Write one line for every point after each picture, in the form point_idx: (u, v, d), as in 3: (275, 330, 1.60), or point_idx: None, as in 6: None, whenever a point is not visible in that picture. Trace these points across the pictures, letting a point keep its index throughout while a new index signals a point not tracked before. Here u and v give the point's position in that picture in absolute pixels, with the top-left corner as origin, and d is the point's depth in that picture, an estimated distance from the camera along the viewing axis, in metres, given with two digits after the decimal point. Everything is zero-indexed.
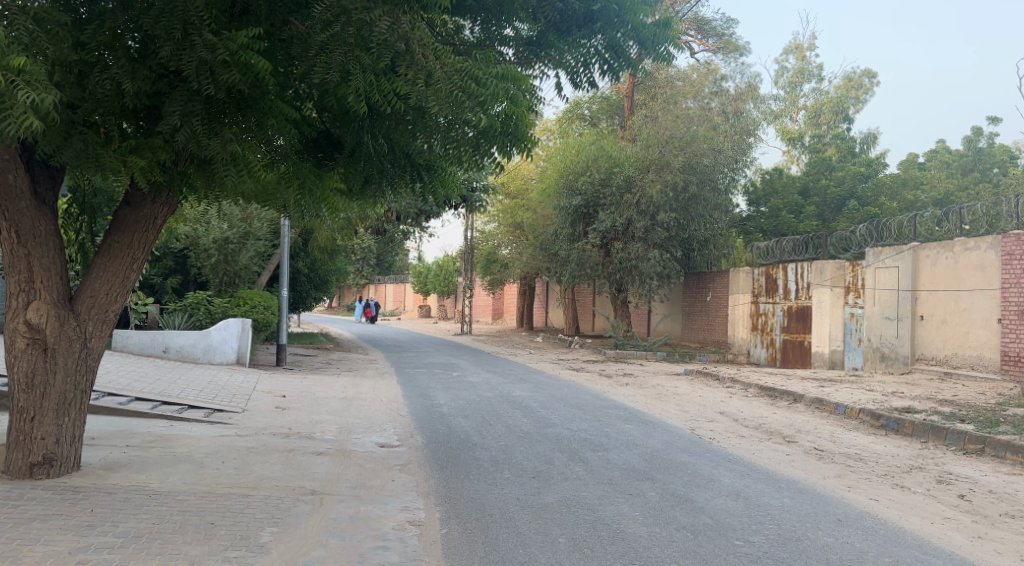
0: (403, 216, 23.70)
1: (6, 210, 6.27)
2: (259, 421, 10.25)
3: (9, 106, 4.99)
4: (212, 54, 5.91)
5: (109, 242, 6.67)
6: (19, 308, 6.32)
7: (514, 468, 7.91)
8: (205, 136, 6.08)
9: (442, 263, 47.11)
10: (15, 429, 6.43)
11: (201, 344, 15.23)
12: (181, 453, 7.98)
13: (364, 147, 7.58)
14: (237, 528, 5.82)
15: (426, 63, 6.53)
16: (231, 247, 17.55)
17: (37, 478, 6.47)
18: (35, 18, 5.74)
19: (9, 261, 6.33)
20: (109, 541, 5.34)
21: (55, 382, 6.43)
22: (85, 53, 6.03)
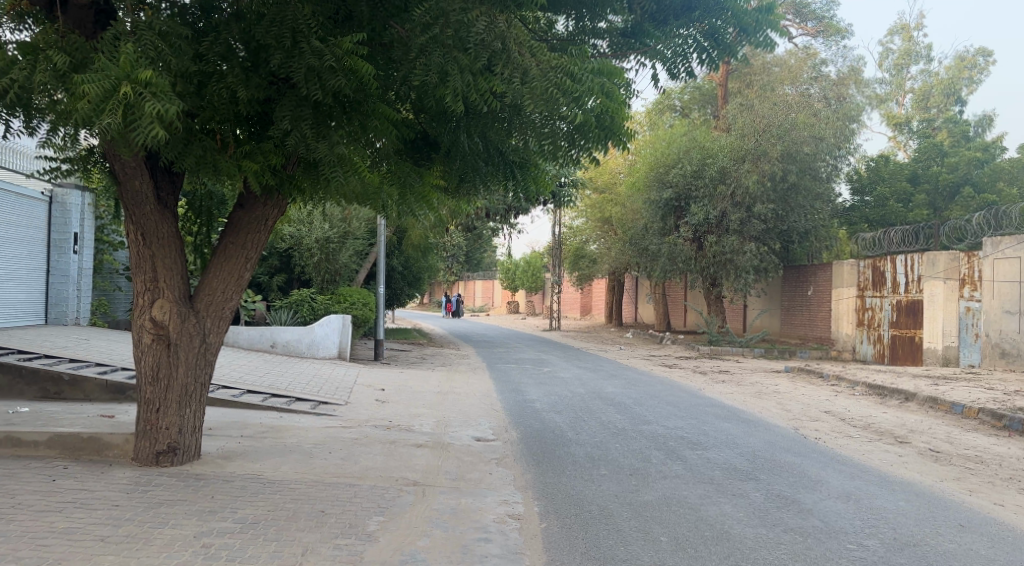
0: (493, 213, 23.91)
1: (133, 214, 6.70)
2: (361, 413, 10.57)
3: (139, 116, 5.34)
4: (320, 61, 6.20)
5: (225, 243, 7.02)
6: (145, 306, 6.74)
7: (611, 464, 7.88)
8: (313, 140, 6.36)
9: (530, 259, 47.23)
10: (143, 419, 6.86)
11: (306, 338, 15.84)
12: (290, 443, 8.33)
13: (459, 145, 7.67)
14: (345, 516, 6.04)
15: (523, 61, 6.61)
16: (332, 246, 18.16)
17: (163, 465, 6.88)
18: (161, 33, 6.14)
19: (137, 262, 6.75)
20: (230, 526, 5.64)
21: (178, 375, 6.83)
22: (203, 64, 6.41)
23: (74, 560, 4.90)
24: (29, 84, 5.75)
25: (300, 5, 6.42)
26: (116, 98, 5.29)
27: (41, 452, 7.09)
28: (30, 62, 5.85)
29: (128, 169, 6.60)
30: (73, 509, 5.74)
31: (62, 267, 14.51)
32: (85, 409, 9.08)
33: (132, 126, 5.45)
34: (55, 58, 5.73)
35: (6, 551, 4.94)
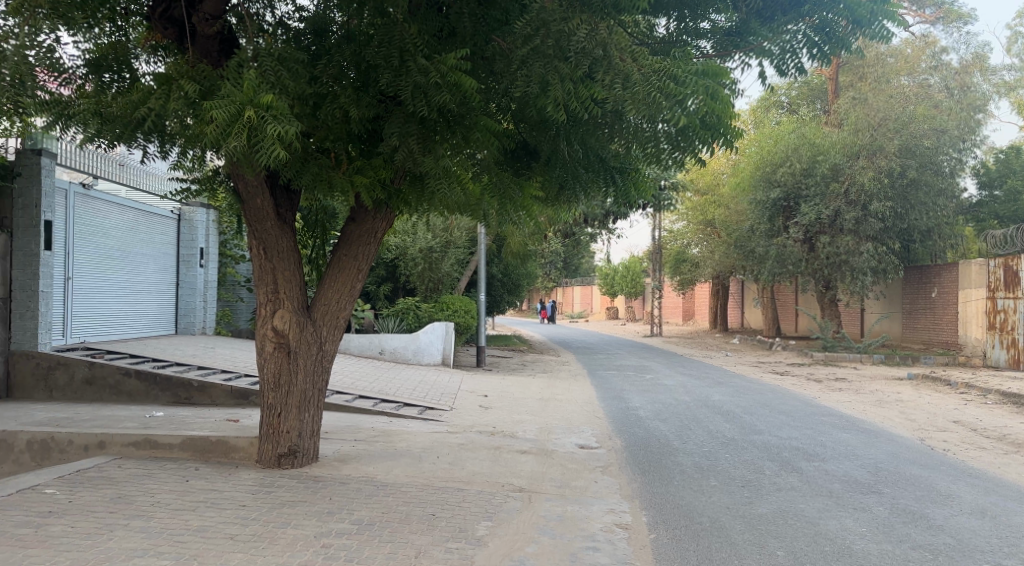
0: (592, 218, 23.80)
1: (256, 230, 7.09)
2: (466, 419, 10.74)
3: (262, 138, 5.66)
4: (426, 77, 6.41)
5: (338, 255, 7.32)
6: (267, 316, 7.11)
7: (722, 475, 7.71)
8: (420, 154, 6.58)
9: (630, 263, 46.67)
10: (266, 423, 7.23)
11: (411, 346, 16.24)
12: (401, 447, 8.58)
13: (560, 153, 7.64)
14: (455, 520, 6.17)
15: (624, 66, 6.59)
16: (435, 255, 18.59)
17: (285, 467, 7.23)
18: (280, 58, 6.50)
19: (259, 275, 7.14)
20: (347, 527, 5.87)
21: (297, 381, 7.16)
22: (317, 86, 6.72)
23: (208, 556, 5.22)
24: (164, 112, 6.18)
25: (406, 25, 6.68)
26: (241, 121, 5.62)
27: (175, 454, 7.56)
28: (164, 91, 6.29)
29: (250, 188, 6.98)
30: (205, 509, 6.12)
31: (189, 280, 15.47)
32: (212, 414, 9.63)
33: (256, 147, 5.79)
34: (185, 86, 6.14)
35: (147, 546, 5.32)
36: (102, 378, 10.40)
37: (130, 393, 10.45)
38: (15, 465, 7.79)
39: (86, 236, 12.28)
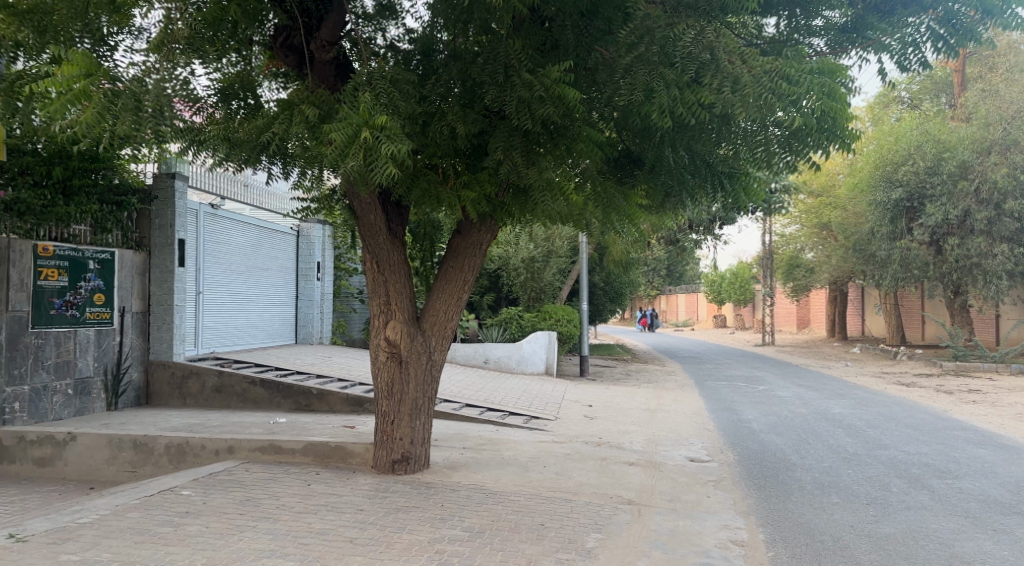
0: (697, 224, 23.29)
1: (369, 244, 7.36)
2: (572, 429, 10.73)
3: (376, 157, 5.90)
4: (530, 91, 6.50)
5: (446, 267, 7.49)
6: (380, 327, 7.35)
7: (844, 492, 7.37)
8: (524, 167, 6.65)
9: (739, 269, 45.33)
10: (380, 430, 7.46)
11: (515, 355, 16.35)
12: (508, 455, 8.66)
13: (665, 160, 7.49)
14: (565, 531, 6.18)
15: (733, 69, 6.41)
16: (537, 265, 18.69)
17: (398, 473, 7.43)
18: (392, 80, 6.76)
19: (372, 288, 7.40)
20: (459, 534, 5.98)
21: (409, 389, 7.37)
22: (426, 105, 6.94)
23: (330, 559, 5.43)
24: (286, 135, 6.53)
25: (511, 41, 6.81)
26: (358, 142, 5.88)
27: (297, 458, 7.87)
28: (287, 116, 6.65)
29: (364, 205, 7.27)
30: (325, 512, 6.38)
31: (307, 292, 16.19)
32: (329, 421, 10.02)
33: (370, 165, 6.02)
34: (306, 111, 6.49)
35: (274, 547, 5.60)
36: (230, 386, 11.04)
37: (255, 400, 11.04)
38: (155, 468, 8.25)
39: (214, 252, 13.04)
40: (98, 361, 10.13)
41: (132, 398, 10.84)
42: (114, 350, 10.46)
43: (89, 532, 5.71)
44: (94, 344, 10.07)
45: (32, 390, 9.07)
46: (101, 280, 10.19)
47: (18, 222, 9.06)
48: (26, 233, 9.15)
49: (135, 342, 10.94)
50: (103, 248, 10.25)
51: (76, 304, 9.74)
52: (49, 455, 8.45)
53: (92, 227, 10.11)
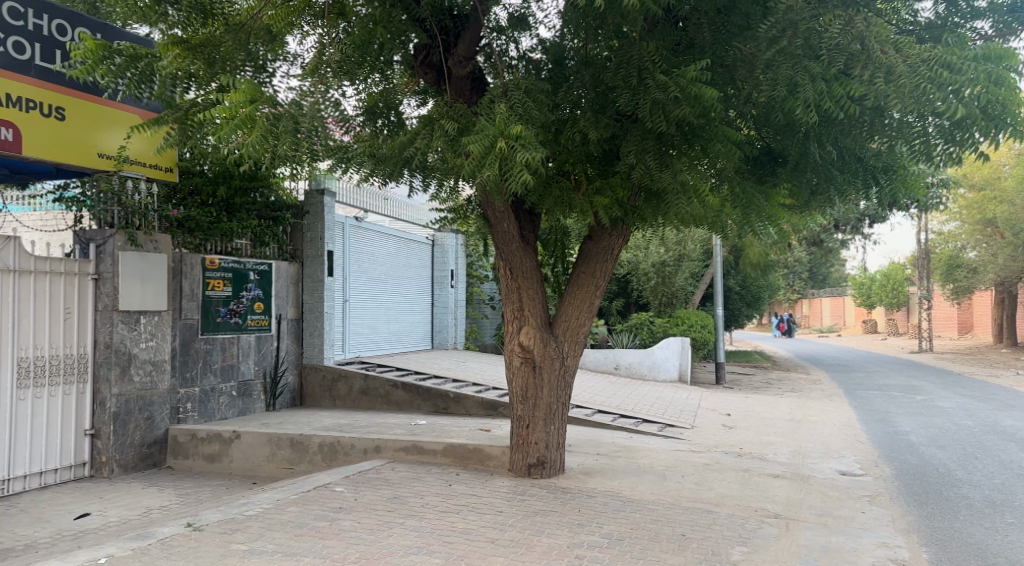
0: (843, 223, 22.11)
1: (502, 252, 7.51)
2: (711, 438, 10.46)
3: (512, 166, 6.01)
4: (665, 93, 6.42)
5: (578, 273, 7.52)
6: (514, 333, 7.47)
7: (1018, 512, 6.78)
8: (658, 170, 6.58)
9: (891, 271, 42.60)
10: (516, 434, 7.57)
11: (647, 361, 16.10)
12: (644, 463, 8.55)
13: (810, 157, 7.18)
14: (708, 542, 6.04)
15: (886, 58, 6.12)
16: (669, 269, 18.35)
17: (534, 477, 7.51)
18: (525, 90, 6.89)
19: (506, 295, 7.53)
20: (599, 540, 5.98)
21: (543, 394, 7.44)
22: (559, 113, 7.05)
23: (474, 558, 5.57)
24: (427, 149, 6.81)
25: (644, 44, 6.77)
26: (494, 153, 6.02)
27: (438, 459, 8.11)
28: (428, 131, 6.94)
29: (498, 214, 7.42)
30: (467, 512, 6.55)
31: (442, 299, 16.69)
32: (466, 423, 10.26)
33: (506, 175, 6.14)
34: (445, 125, 6.76)
35: (421, 544, 5.81)
36: (375, 389, 11.58)
37: (397, 402, 11.49)
38: (309, 465, 8.76)
39: (358, 262, 13.69)
40: (258, 364, 10.88)
41: (288, 399, 11.57)
42: (272, 354, 11.20)
43: (255, 523, 6.14)
44: (255, 349, 10.82)
45: (202, 392, 9.84)
46: (260, 289, 10.94)
47: (188, 236, 9.82)
48: (196, 248, 9.90)
49: (291, 347, 11.67)
50: (261, 260, 11.02)
51: (239, 312, 10.51)
52: (217, 451, 9.10)
53: (252, 240, 10.88)
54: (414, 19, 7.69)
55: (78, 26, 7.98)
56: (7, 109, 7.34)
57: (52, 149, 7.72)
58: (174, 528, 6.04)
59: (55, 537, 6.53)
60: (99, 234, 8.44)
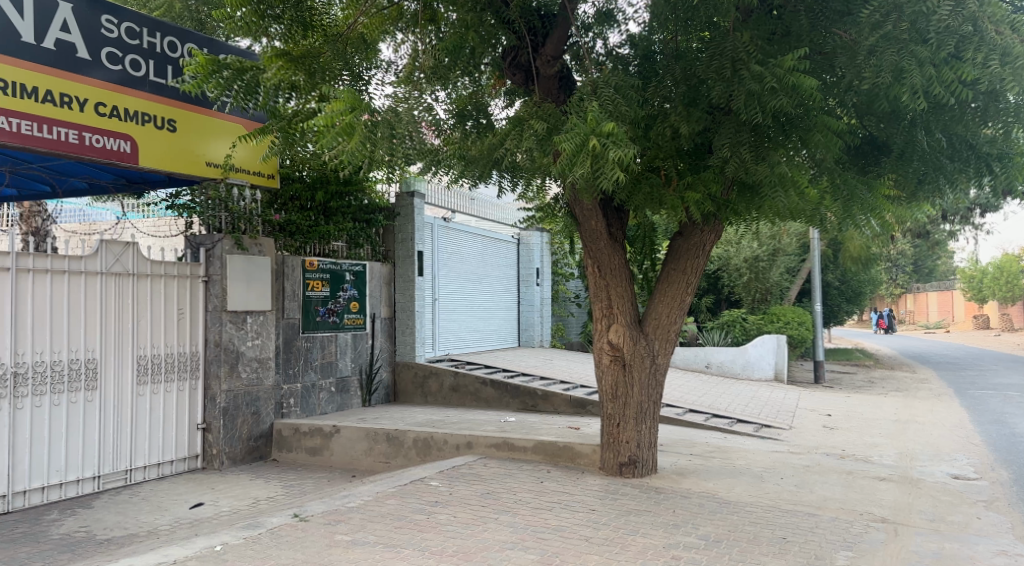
0: (951, 213, 20.98)
1: (591, 250, 7.47)
2: (810, 439, 10.12)
3: (604, 164, 5.99)
4: (761, 84, 6.27)
5: (668, 269, 7.42)
6: (603, 331, 7.43)
7: None
8: (753, 163, 6.42)
9: (1004, 263, 40.14)
10: (606, 433, 7.54)
11: (740, 360, 15.72)
12: (740, 464, 8.36)
13: (918, 145, 6.89)
14: (810, 546, 5.87)
15: (1002, 40, 5.89)
16: (762, 264, 17.91)
17: (626, 476, 7.46)
18: (614, 86, 6.83)
19: (595, 292, 7.49)
20: (695, 541, 5.89)
21: (634, 393, 7.38)
22: (648, 108, 6.95)
23: (569, 555, 5.59)
24: (517, 149, 6.86)
25: (738, 34, 6.63)
26: (585, 151, 6.00)
27: (529, 456, 8.16)
28: (517, 132, 6.99)
29: (586, 212, 7.40)
30: (560, 509, 6.57)
31: (529, 297, 16.77)
32: (556, 421, 10.28)
33: (597, 173, 6.13)
34: (535, 125, 6.78)
35: (515, 539, 5.87)
36: (465, 386, 11.74)
37: (487, 399, 11.63)
38: (405, 459, 8.97)
39: (447, 262, 13.92)
40: (355, 361, 11.21)
41: (383, 395, 11.88)
42: (367, 351, 11.53)
43: (356, 515, 6.34)
44: (351, 346, 11.16)
45: (303, 388, 10.22)
46: (356, 289, 11.29)
47: (289, 240, 10.24)
48: (296, 250, 10.31)
49: (384, 345, 11.97)
50: (357, 261, 11.36)
51: (336, 312, 10.86)
52: (319, 445, 9.44)
53: (347, 242, 11.31)
54: (503, 21, 7.76)
55: (186, 41, 8.36)
56: (125, 123, 7.66)
57: (165, 158, 8.04)
58: (282, 518, 6.30)
59: (173, 524, 6.92)
60: (208, 238, 8.88)
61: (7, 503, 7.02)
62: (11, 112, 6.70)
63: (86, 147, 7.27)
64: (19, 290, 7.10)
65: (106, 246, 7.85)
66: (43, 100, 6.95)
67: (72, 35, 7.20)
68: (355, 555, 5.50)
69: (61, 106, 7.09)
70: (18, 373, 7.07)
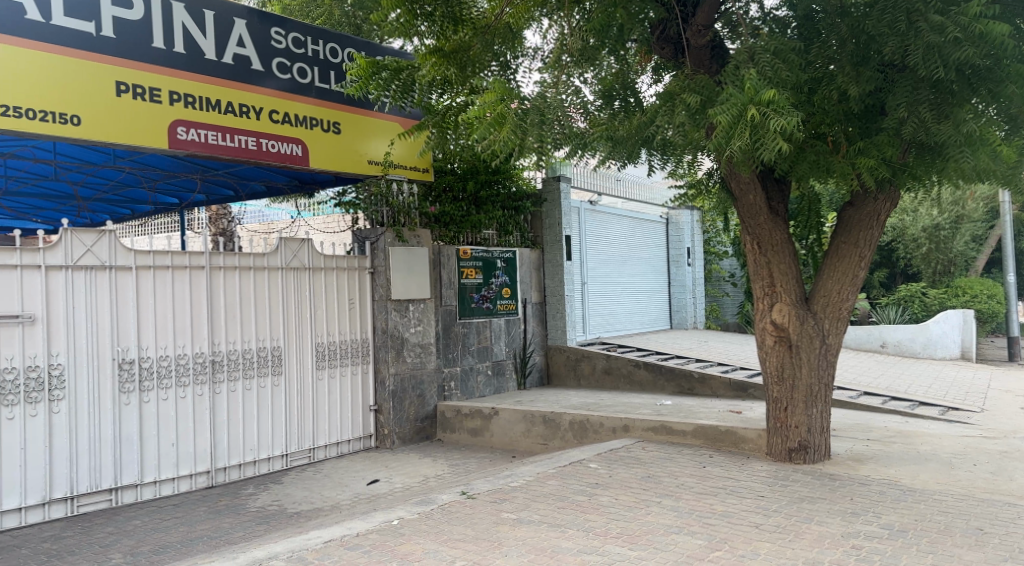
0: None
1: (749, 226, 7.16)
2: (1006, 423, 9.24)
3: (764, 134, 5.72)
4: (942, 35, 5.79)
5: (838, 242, 7.01)
6: (766, 310, 7.11)
7: None
8: (934, 122, 6.01)
9: None
10: (773, 417, 7.24)
11: (920, 338, 14.55)
12: (925, 450, 7.76)
13: None
14: (1011, 539, 5.38)
15: None
16: (943, 233, 16.60)
17: (796, 462, 7.13)
18: (775, 51, 6.48)
19: (754, 270, 7.18)
20: (877, 531, 5.55)
21: (802, 375, 7.05)
22: (812, 71, 6.58)
23: (738, 542, 5.43)
24: (668, 124, 6.71)
25: None
26: (745, 122, 5.75)
27: (690, 440, 8.00)
28: (669, 107, 6.81)
29: (743, 185, 7.10)
30: (726, 495, 6.39)
31: (680, 278, 16.36)
32: (716, 405, 9.99)
33: (757, 144, 5.87)
34: (687, 99, 6.59)
35: (681, 524, 5.77)
36: (618, 368, 11.65)
37: (641, 382, 11.49)
38: (562, 441, 9.05)
39: (596, 245, 13.92)
40: (509, 345, 11.43)
41: (537, 378, 12.07)
42: (521, 336, 11.72)
43: (520, 494, 6.48)
44: (505, 331, 11.37)
45: (462, 371, 10.55)
46: (507, 276, 11.46)
47: (444, 230, 10.53)
48: (451, 240, 10.58)
49: (536, 329, 12.14)
50: (506, 248, 11.50)
51: (490, 298, 11.11)
52: (479, 426, 9.68)
53: (497, 230, 11.52)
54: None
55: (346, 46, 8.78)
56: (296, 128, 8.18)
57: (332, 159, 8.51)
58: (451, 495, 6.55)
59: (353, 499, 7.37)
60: (373, 232, 9.38)
61: (212, 478, 7.70)
62: (197, 124, 7.32)
63: (263, 152, 7.83)
64: (213, 286, 7.78)
65: (285, 243, 8.45)
66: (225, 111, 7.54)
67: (247, 49, 7.75)
68: (521, 533, 5.62)
69: (240, 115, 7.66)
70: (216, 360, 7.75)
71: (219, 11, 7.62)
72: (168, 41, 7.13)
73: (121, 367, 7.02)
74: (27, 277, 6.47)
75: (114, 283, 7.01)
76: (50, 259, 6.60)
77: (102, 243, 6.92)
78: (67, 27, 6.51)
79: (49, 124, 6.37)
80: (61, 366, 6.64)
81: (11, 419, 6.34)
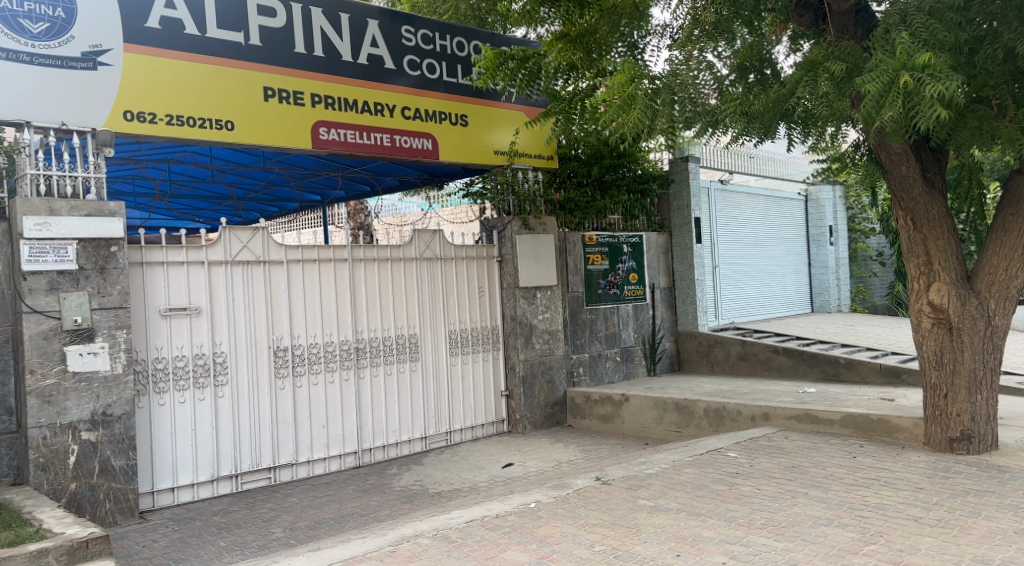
0: None
1: (903, 200, 6.71)
2: None
3: (919, 102, 5.35)
4: None
5: (1004, 215, 6.45)
6: (922, 290, 6.66)
7: None
8: None
9: None
10: (931, 404, 6.78)
11: None
12: None
13: None
14: None
15: None
16: None
17: (959, 453, 6.63)
18: (930, 11, 6.00)
19: (909, 246, 6.73)
20: None
21: (964, 359, 6.55)
22: (972, 29, 6.07)
23: (895, 535, 5.13)
24: (808, 95, 6.39)
25: None
26: (896, 89, 5.38)
27: (836, 429, 7.64)
28: (810, 77, 6.48)
29: (894, 156, 6.66)
30: (880, 487, 6.05)
31: (821, 258, 15.59)
32: (865, 392, 9.46)
33: (912, 111, 5.49)
34: (831, 68, 6.24)
35: (831, 516, 5.52)
36: (754, 354, 11.28)
37: (780, 368, 11.07)
38: (697, 429, 8.85)
39: (730, 226, 13.51)
40: (638, 331, 11.29)
41: (667, 364, 11.89)
42: (649, 322, 11.55)
43: (656, 482, 6.39)
44: (634, 317, 11.24)
45: (591, 357, 10.52)
46: (634, 261, 11.32)
47: (569, 217, 10.50)
48: (576, 227, 10.55)
49: (666, 315, 11.95)
50: (633, 232, 11.36)
51: (617, 284, 11.00)
52: (611, 412, 9.63)
53: (624, 215, 11.35)
54: None
55: (472, 39, 8.91)
56: (427, 122, 8.39)
57: (461, 152, 8.68)
58: (587, 480, 6.55)
59: (491, 481, 7.52)
60: (500, 221, 9.55)
61: (359, 459, 8.08)
62: (338, 124, 7.67)
63: (397, 148, 8.09)
64: (355, 277, 8.14)
65: (419, 235, 8.73)
66: (362, 111, 7.86)
67: (380, 48, 8.03)
68: (660, 521, 5.55)
69: (376, 113, 7.96)
70: (360, 347, 8.11)
71: (354, 14, 7.91)
72: (308, 46, 7.48)
73: (276, 354, 7.48)
74: (193, 272, 6.99)
75: (267, 276, 7.46)
76: (212, 255, 7.10)
77: (256, 240, 7.39)
78: (221, 39, 6.95)
79: (207, 130, 6.83)
80: (224, 354, 7.14)
81: (183, 402, 6.87)
